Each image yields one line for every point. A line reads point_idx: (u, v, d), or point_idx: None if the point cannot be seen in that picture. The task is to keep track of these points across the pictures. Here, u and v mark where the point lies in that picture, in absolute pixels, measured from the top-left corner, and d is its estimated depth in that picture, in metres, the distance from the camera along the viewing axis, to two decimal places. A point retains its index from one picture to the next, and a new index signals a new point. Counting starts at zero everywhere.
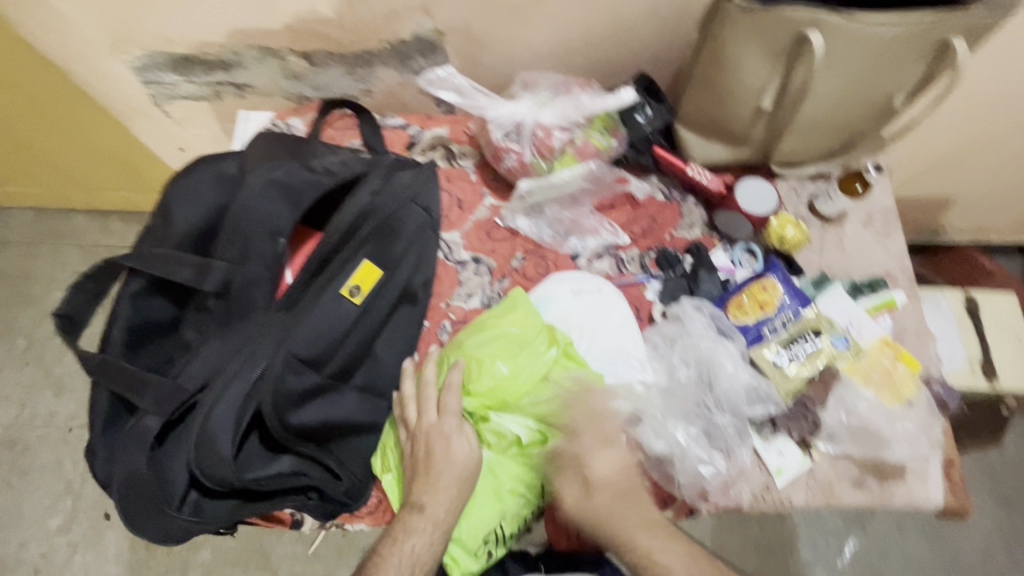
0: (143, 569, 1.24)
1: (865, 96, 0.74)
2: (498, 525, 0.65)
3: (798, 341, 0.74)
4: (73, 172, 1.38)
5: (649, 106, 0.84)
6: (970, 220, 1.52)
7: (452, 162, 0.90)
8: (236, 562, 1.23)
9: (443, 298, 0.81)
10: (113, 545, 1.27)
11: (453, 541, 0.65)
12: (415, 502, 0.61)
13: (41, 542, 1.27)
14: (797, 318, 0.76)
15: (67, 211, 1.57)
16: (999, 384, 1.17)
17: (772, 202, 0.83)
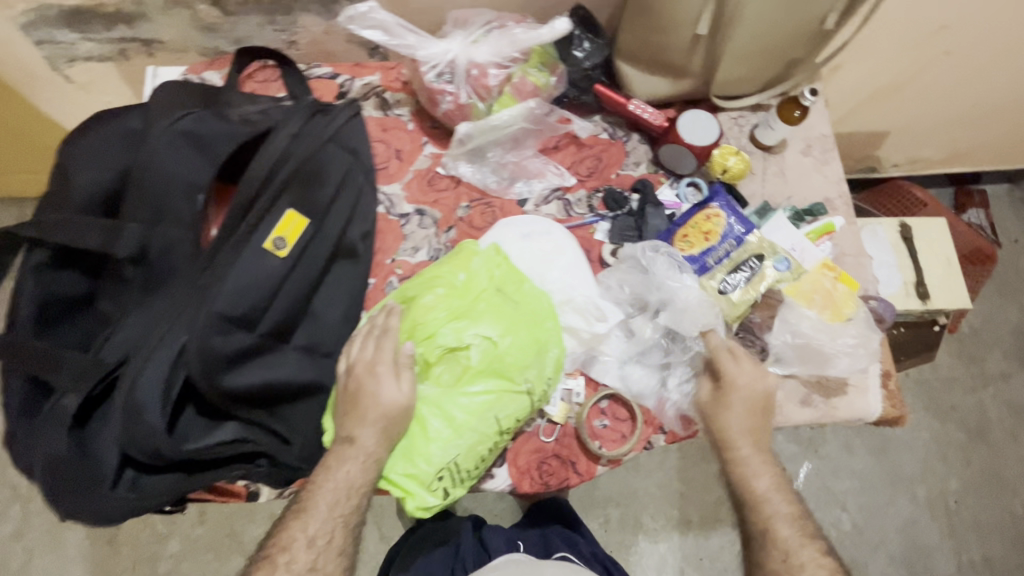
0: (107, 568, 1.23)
1: (799, 18, 0.73)
2: (455, 457, 0.61)
3: (740, 269, 0.77)
4: None
5: (586, 38, 0.81)
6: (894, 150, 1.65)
7: (386, 112, 0.85)
8: (206, 549, 1.23)
9: (388, 253, 0.79)
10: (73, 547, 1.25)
11: (405, 474, 0.61)
12: (344, 435, 0.60)
13: None
14: (739, 245, 0.78)
15: None
16: (931, 303, 1.25)
17: (714, 132, 0.80)
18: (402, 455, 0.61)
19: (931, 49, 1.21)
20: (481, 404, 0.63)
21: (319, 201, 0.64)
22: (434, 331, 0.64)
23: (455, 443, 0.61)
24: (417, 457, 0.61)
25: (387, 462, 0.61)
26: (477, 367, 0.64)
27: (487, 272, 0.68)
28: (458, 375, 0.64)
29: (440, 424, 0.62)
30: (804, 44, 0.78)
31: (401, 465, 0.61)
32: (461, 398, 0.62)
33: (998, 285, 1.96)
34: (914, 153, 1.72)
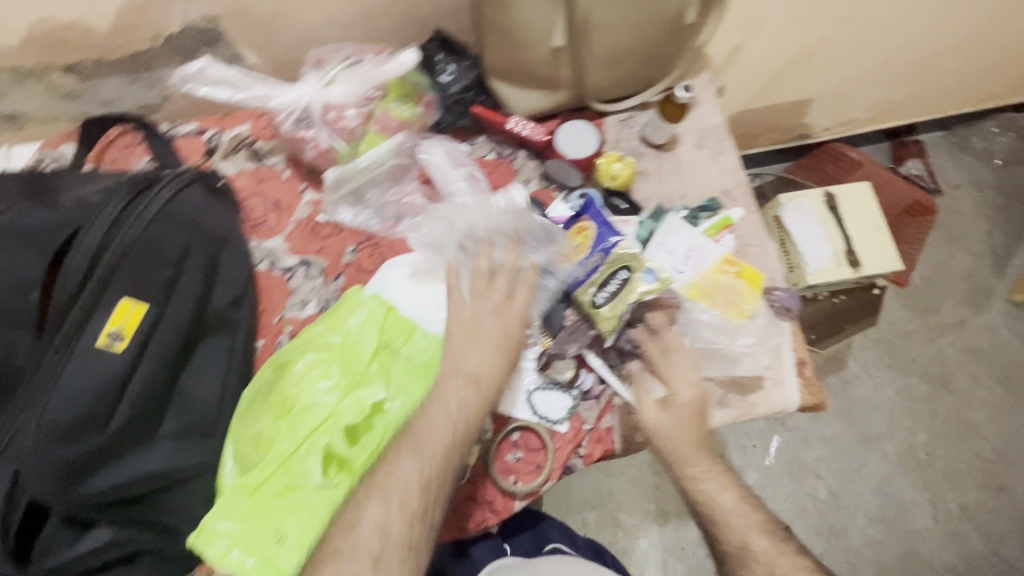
0: None
1: (657, 16, 0.71)
2: None
3: (610, 280, 0.72)
4: None
5: (452, 63, 0.79)
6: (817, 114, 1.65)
7: (259, 163, 0.82)
8: None
9: (276, 312, 0.76)
10: None
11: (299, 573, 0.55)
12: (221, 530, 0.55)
13: None
14: (607, 257, 0.74)
15: None
16: (863, 269, 1.25)
17: (594, 142, 0.80)
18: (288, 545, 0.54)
19: (828, 15, 1.20)
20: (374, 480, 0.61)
21: (158, 285, 0.61)
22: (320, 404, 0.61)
23: None
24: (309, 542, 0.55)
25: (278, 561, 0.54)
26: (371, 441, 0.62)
27: (378, 333, 0.66)
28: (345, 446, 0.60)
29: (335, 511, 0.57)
30: (670, 42, 0.76)
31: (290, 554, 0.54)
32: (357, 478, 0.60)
33: (943, 232, 1.96)
34: (841, 115, 1.72)
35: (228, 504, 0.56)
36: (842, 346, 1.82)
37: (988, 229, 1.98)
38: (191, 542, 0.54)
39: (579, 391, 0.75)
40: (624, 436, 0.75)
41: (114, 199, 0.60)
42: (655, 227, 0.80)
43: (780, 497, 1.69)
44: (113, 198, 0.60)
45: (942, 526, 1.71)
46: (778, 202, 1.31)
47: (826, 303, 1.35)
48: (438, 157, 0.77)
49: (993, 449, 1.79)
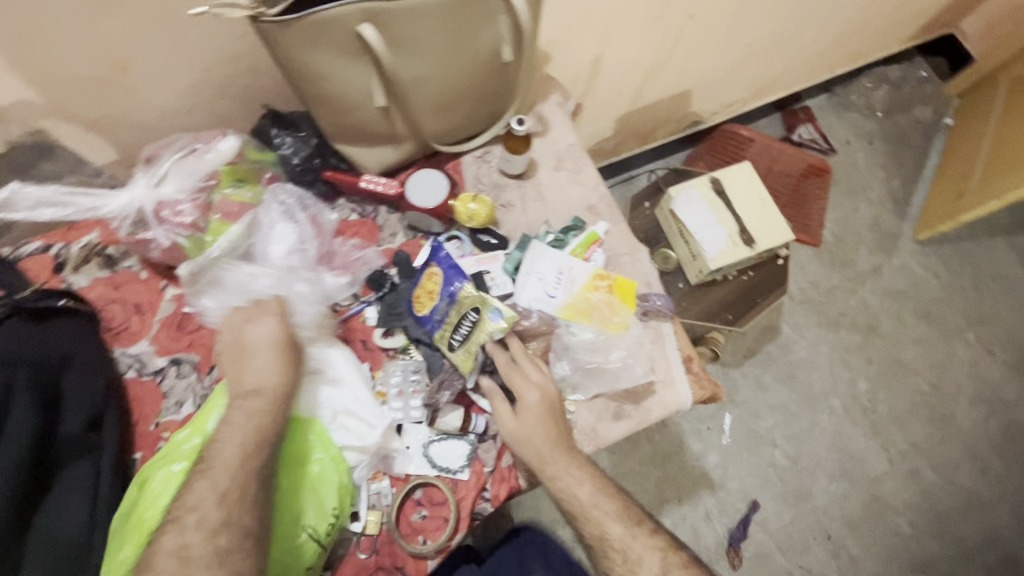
0: None
1: (474, 58, 0.73)
2: None
3: (461, 323, 0.73)
4: None
5: (286, 137, 0.78)
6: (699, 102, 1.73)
7: (114, 268, 0.79)
8: None
9: (151, 419, 0.73)
10: None
11: None
12: None
13: None
14: (455, 300, 0.74)
15: None
16: (758, 246, 1.30)
17: (443, 188, 0.82)
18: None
19: (674, 16, 1.25)
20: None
21: None
22: None
23: None
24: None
25: None
26: None
27: None
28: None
29: None
30: (496, 79, 0.78)
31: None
32: None
33: (844, 188, 2.05)
34: (724, 97, 1.78)
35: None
36: (773, 315, 1.87)
37: (884, 177, 2.08)
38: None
39: (475, 434, 0.75)
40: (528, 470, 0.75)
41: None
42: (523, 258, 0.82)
43: (743, 473, 1.70)
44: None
45: (897, 467, 1.77)
46: (669, 196, 1.36)
47: (735, 282, 1.41)
48: (277, 244, 0.75)
49: (929, 383, 1.86)
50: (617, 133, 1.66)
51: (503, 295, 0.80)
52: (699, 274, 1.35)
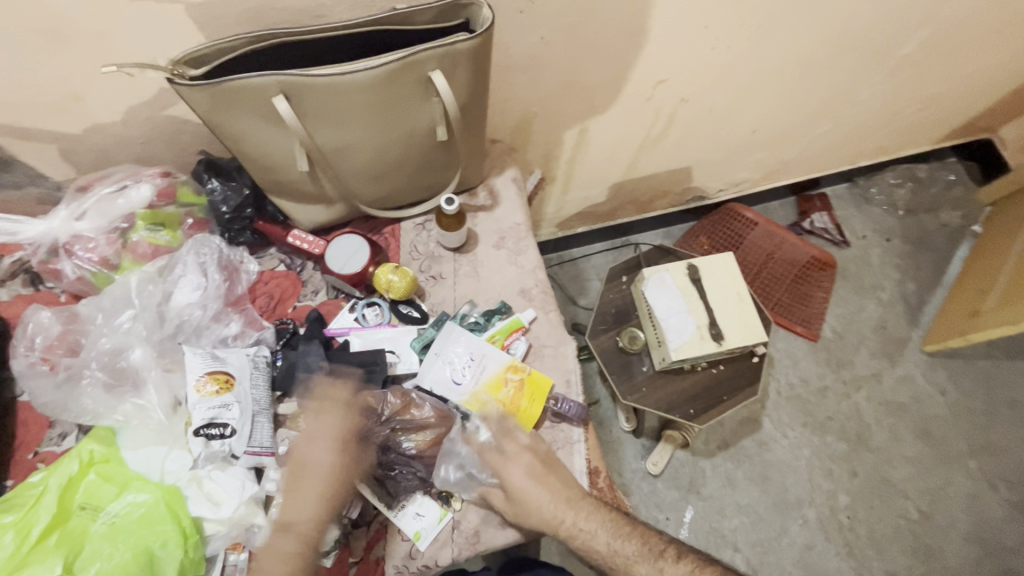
0: None
1: (405, 133, 0.72)
2: None
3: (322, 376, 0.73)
4: None
5: (216, 183, 0.77)
6: (705, 179, 1.68)
7: (38, 287, 0.80)
8: None
9: (31, 447, 0.72)
10: None
11: None
12: None
13: None
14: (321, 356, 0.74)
15: None
16: (726, 343, 1.23)
17: (365, 256, 0.80)
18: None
19: (666, 99, 1.23)
20: None
21: None
22: None
23: None
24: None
25: None
26: None
27: (60, 500, 0.60)
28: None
29: None
30: (435, 153, 0.77)
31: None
32: None
33: (853, 284, 1.91)
34: (730, 177, 1.73)
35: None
36: (755, 406, 1.72)
37: (897, 278, 1.93)
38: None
39: (349, 519, 0.71)
40: (395, 567, 0.70)
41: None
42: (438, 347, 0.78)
43: None
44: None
45: None
46: (642, 275, 1.31)
47: (701, 375, 1.35)
48: (180, 296, 0.73)
49: (918, 508, 1.64)
50: (612, 200, 1.62)
51: (409, 372, 0.78)
52: (662, 361, 1.29)
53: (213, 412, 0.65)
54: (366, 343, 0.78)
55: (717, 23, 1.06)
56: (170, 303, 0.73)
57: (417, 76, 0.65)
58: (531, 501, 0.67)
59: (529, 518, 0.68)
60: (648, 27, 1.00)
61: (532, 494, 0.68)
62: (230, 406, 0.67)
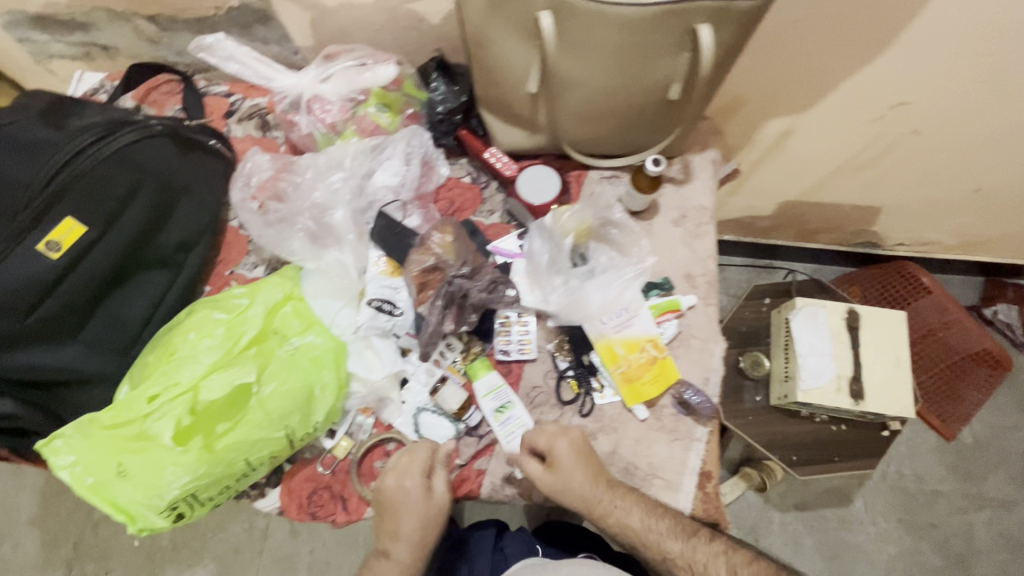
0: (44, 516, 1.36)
1: (637, 85, 0.70)
2: (191, 493, 0.62)
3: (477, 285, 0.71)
4: None
5: (441, 84, 0.81)
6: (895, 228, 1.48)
7: (265, 133, 0.90)
8: None
9: (229, 265, 0.83)
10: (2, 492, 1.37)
11: (123, 504, 0.60)
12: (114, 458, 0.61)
13: None
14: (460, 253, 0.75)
15: None
16: (863, 404, 1.12)
17: (554, 190, 0.80)
18: (122, 483, 0.60)
19: (896, 124, 1.09)
20: (228, 450, 0.63)
21: (101, 211, 0.64)
22: (191, 368, 0.65)
23: (190, 478, 0.61)
24: (143, 484, 0.60)
25: (117, 486, 0.60)
26: (226, 407, 0.64)
27: (261, 319, 0.68)
28: (198, 410, 0.63)
29: (176, 465, 0.61)
30: (656, 112, 0.74)
31: (121, 491, 0.60)
32: (195, 447, 0.62)
33: (1020, 396, 1.64)
34: (919, 234, 1.51)
35: (83, 429, 0.62)
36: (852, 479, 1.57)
37: None
38: (41, 446, 0.60)
39: (465, 425, 0.75)
40: (492, 484, 0.74)
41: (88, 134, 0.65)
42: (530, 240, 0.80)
43: None
44: (85, 132, 0.64)
45: None
46: (793, 303, 1.20)
47: (817, 427, 1.24)
48: (381, 177, 0.78)
49: None
50: (775, 218, 1.48)
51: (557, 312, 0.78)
52: (781, 397, 1.20)
53: (385, 291, 0.72)
54: (528, 274, 0.79)
55: (996, 53, 0.91)
56: (372, 181, 0.78)
57: (680, 26, 0.62)
58: (570, 478, 0.67)
59: (564, 493, 0.68)
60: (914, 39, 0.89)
61: (573, 472, 0.68)
62: (400, 288, 0.72)
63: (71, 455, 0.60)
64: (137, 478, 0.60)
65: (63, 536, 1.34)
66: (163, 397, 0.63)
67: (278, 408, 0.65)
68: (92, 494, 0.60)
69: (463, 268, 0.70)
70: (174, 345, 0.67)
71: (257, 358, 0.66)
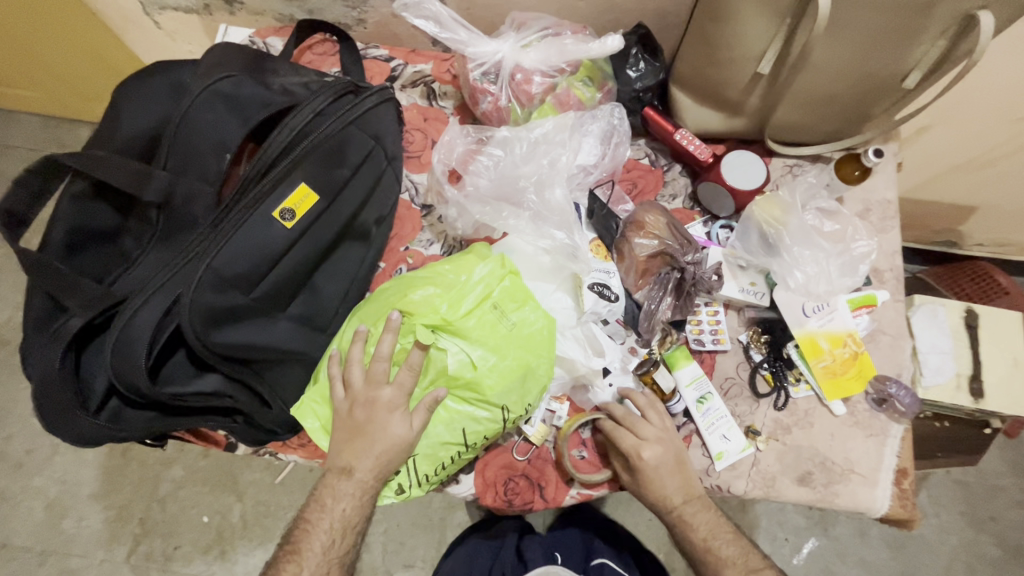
0: (117, 492, 1.28)
1: (878, 72, 0.67)
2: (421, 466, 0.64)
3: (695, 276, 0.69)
4: (47, 81, 1.30)
5: (643, 60, 0.78)
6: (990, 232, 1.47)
7: (431, 102, 0.85)
8: (207, 482, 1.28)
9: (404, 240, 0.76)
10: (77, 467, 1.30)
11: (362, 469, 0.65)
12: (356, 442, 0.60)
13: (27, 440, 1.30)
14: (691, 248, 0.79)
15: (45, 120, 1.49)
16: (983, 403, 1.13)
17: (761, 176, 0.76)
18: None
19: None
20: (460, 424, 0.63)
21: (330, 181, 0.61)
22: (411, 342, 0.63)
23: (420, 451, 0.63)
24: None
25: None
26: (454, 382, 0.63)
27: (481, 291, 0.65)
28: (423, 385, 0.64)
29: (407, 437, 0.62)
30: (880, 101, 0.71)
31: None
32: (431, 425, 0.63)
33: None
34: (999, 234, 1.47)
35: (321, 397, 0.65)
36: None
37: None
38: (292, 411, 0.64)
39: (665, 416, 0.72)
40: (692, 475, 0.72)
41: (321, 95, 0.60)
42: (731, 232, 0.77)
43: None
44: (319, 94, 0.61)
45: None
46: (911, 300, 1.22)
47: (920, 422, 1.25)
48: (580, 158, 0.74)
49: None
50: None
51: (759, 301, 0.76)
52: None
53: (600, 275, 0.69)
54: (728, 263, 0.76)
55: None
56: (574, 159, 0.73)
57: (957, 11, 0.59)
58: None
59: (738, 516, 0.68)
60: None
61: None
62: (613, 273, 0.69)
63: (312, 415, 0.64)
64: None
65: (128, 510, 1.27)
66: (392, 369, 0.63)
67: (506, 390, 0.63)
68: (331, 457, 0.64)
69: (694, 255, 0.68)
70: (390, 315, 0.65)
71: (479, 334, 0.63)
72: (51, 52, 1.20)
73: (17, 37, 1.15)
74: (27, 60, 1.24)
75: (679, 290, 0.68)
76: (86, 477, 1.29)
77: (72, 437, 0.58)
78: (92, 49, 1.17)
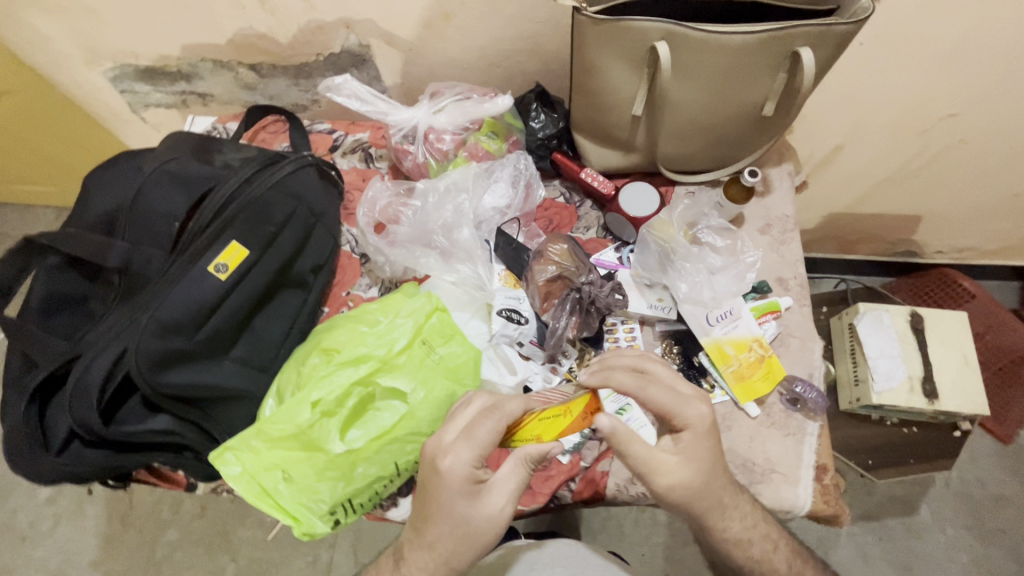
0: (110, 558, 1.30)
1: (736, 104, 0.76)
2: (348, 499, 0.65)
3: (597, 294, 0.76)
4: (56, 175, 1.47)
5: (541, 113, 0.89)
6: (948, 241, 1.44)
7: (369, 164, 0.96)
8: (200, 541, 1.30)
9: (345, 287, 0.85)
10: (74, 534, 1.33)
11: (290, 509, 0.64)
12: (279, 476, 0.64)
13: (30, 511, 1.34)
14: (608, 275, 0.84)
15: (57, 210, 1.66)
16: (939, 404, 1.14)
17: (655, 203, 0.86)
18: (285, 490, 0.64)
19: (941, 136, 1.09)
20: (386, 454, 0.66)
21: (259, 237, 0.71)
22: (345, 384, 0.67)
23: (345, 486, 0.65)
24: (306, 490, 0.64)
25: (283, 490, 0.64)
26: (380, 415, 0.67)
27: (410, 329, 0.70)
28: (353, 419, 0.68)
29: (336, 470, 0.64)
30: (747, 129, 0.81)
31: (284, 496, 0.64)
32: (360, 459, 0.65)
33: None
34: (958, 241, 1.43)
35: (247, 441, 0.65)
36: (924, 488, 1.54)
37: None
38: (213, 458, 0.64)
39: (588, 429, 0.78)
40: (616, 484, 0.77)
41: (248, 165, 0.72)
42: (634, 252, 0.85)
43: None
44: (247, 165, 0.73)
45: None
46: (856, 309, 1.24)
47: (889, 430, 1.28)
48: (490, 200, 0.85)
49: None
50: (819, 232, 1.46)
51: (666, 316, 0.82)
52: (855, 402, 1.22)
53: (510, 301, 0.78)
54: (635, 282, 0.83)
55: None
56: (482, 203, 0.84)
57: (782, 48, 0.69)
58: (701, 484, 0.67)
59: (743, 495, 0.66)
60: (969, 55, 0.91)
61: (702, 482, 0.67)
62: (522, 299, 0.78)
63: (235, 462, 0.64)
64: (299, 483, 0.64)
65: None
66: (327, 407, 0.66)
67: (426, 417, 0.67)
68: (259, 499, 0.64)
69: (590, 275, 0.77)
70: (325, 360, 0.70)
71: (409, 368, 0.69)
72: (60, 151, 1.36)
73: (31, 140, 1.32)
74: (38, 159, 1.40)
75: (583, 311, 0.76)
76: (85, 545, 1.31)
77: (39, 477, 0.66)
78: (95, 143, 1.33)
